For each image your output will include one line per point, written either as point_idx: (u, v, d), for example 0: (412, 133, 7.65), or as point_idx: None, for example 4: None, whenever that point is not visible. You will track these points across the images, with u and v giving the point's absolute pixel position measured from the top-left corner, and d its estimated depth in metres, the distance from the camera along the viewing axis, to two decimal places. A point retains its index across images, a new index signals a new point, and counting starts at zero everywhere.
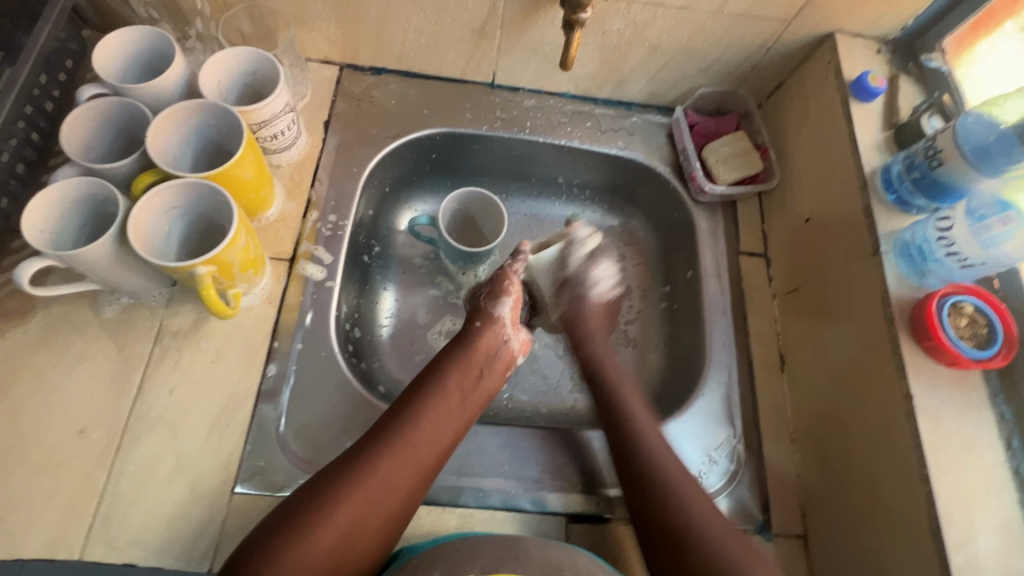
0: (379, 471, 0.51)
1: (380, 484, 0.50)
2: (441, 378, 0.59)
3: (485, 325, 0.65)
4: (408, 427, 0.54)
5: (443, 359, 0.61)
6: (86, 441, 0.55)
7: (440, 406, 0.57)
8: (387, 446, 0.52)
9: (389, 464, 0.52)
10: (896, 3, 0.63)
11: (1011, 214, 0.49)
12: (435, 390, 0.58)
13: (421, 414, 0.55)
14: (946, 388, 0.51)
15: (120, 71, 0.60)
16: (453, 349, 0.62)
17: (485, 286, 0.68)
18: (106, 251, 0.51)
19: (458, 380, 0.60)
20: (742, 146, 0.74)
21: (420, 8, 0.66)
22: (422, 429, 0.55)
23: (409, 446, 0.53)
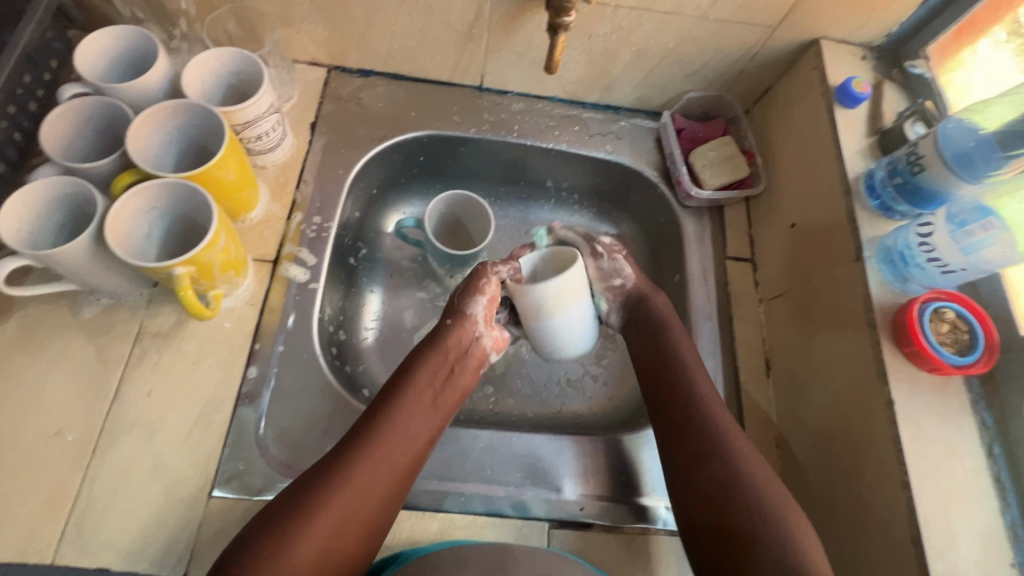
0: (355, 477, 0.50)
1: (357, 490, 0.50)
2: (411, 379, 0.58)
3: (457, 322, 0.62)
4: (380, 430, 0.54)
5: (411, 361, 0.60)
6: (62, 443, 0.54)
7: (412, 407, 0.56)
8: (361, 452, 0.52)
9: (366, 469, 0.51)
10: (880, 10, 0.63)
11: (992, 220, 0.48)
12: (405, 392, 0.57)
13: (393, 416, 0.55)
14: (928, 394, 0.51)
15: (103, 71, 0.60)
16: (424, 349, 0.61)
17: (461, 282, 0.64)
18: (84, 251, 0.50)
19: (429, 380, 0.59)
20: (729, 151, 0.74)
21: (407, 11, 0.66)
22: (395, 431, 0.54)
23: (383, 449, 0.53)
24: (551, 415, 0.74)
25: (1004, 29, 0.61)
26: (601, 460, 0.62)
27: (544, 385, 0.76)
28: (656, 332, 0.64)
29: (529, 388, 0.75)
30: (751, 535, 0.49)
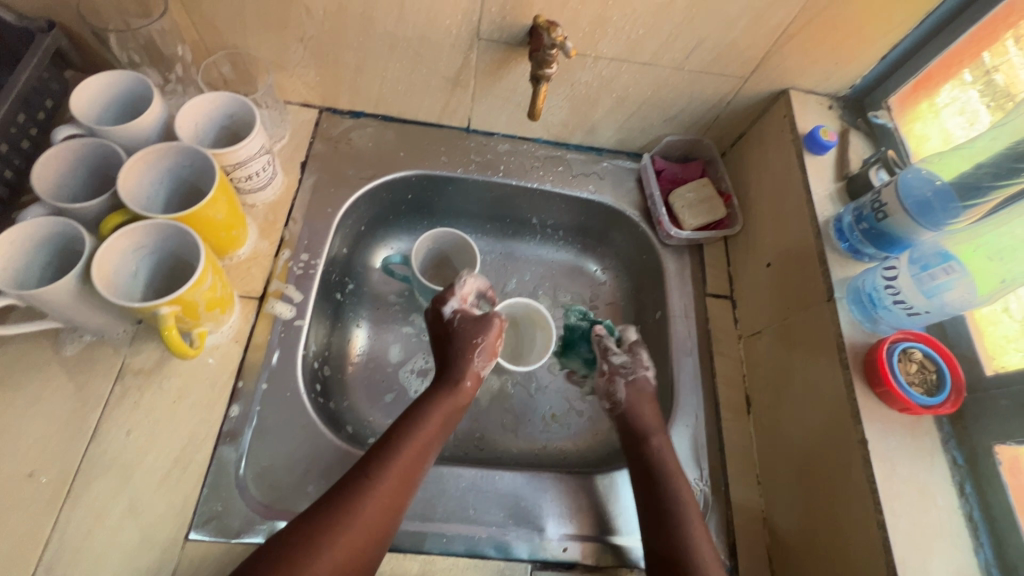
0: (364, 515, 0.51)
1: (364, 528, 0.50)
2: (425, 414, 0.60)
3: (474, 384, 0.64)
4: (391, 465, 0.55)
5: (425, 400, 0.61)
6: (35, 485, 0.53)
7: (422, 443, 0.58)
8: (371, 487, 0.52)
9: (375, 506, 0.52)
10: (843, 64, 0.67)
11: (953, 264, 0.51)
12: (418, 427, 0.58)
13: (404, 452, 0.56)
14: (900, 433, 0.53)
15: (98, 112, 0.61)
16: (434, 392, 0.62)
17: (478, 336, 0.65)
18: (69, 290, 0.51)
19: (441, 414, 0.61)
20: (707, 193, 0.77)
21: (397, 57, 0.69)
22: (405, 468, 0.55)
23: (394, 486, 0.54)
24: (537, 451, 0.74)
25: (968, 67, 0.63)
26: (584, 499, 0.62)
27: (528, 420, 0.76)
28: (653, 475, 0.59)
29: (514, 424, 0.76)
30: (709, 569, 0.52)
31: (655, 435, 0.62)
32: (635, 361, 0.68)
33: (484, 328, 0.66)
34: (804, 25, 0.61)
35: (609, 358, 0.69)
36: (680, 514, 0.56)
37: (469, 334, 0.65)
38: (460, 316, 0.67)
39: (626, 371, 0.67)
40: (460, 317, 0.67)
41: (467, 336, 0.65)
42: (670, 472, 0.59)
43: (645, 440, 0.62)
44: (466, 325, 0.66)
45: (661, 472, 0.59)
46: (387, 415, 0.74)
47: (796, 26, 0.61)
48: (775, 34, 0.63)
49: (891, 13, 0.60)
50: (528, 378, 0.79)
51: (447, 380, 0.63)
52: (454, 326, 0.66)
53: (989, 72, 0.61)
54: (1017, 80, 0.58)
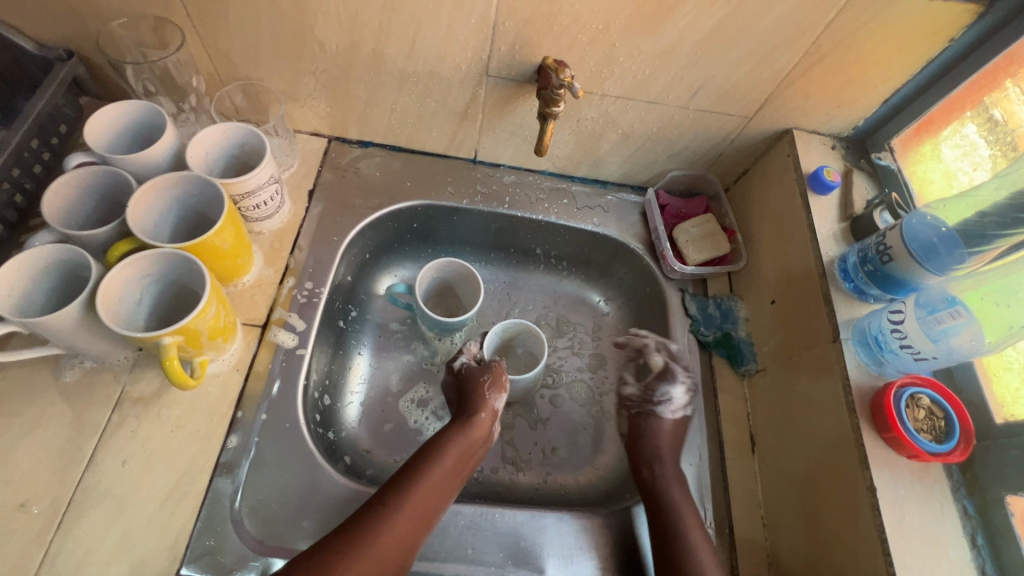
0: (378, 545, 0.51)
1: (375, 559, 0.50)
2: (444, 445, 0.60)
3: (490, 418, 0.65)
4: (408, 496, 0.55)
5: (442, 434, 0.62)
6: (27, 515, 0.52)
7: (440, 477, 0.58)
8: (386, 517, 0.53)
9: (390, 537, 0.52)
10: (846, 106, 0.68)
11: (959, 308, 0.51)
12: (436, 459, 0.59)
13: (422, 484, 0.56)
14: (909, 481, 0.52)
15: (111, 140, 0.62)
16: (452, 426, 0.63)
17: (484, 375, 0.67)
18: (72, 318, 0.50)
19: (459, 449, 0.61)
20: (710, 228, 0.78)
21: (407, 91, 0.70)
22: (421, 500, 0.55)
23: (410, 518, 0.54)
24: (536, 487, 0.73)
25: (970, 110, 0.64)
26: (585, 539, 0.61)
27: (529, 454, 0.76)
28: (652, 506, 0.61)
29: (514, 456, 0.75)
30: None
31: (657, 464, 0.64)
32: (648, 398, 0.70)
33: (490, 373, 0.68)
34: (807, 69, 0.63)
35: (630, 393, 0.74)
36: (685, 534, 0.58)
37: (475, 376, 0.67)
38: (466, 367, 0.69)
39: (635, 406, 0.72)
40: (466, 367, 0.69)
41: (475, 376, 0.67)
42: (668, 504, 0.61)
43: (640, 471, 0.65)
44: (473, 369, 0.68)
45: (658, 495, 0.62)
46: (385, 445, 0.74)
47: (800, 69, 0.63)
48: (779, 76, 0.64)
49: (892, 60, 0.61)
50: (529, 410, 0.79)
51: (462, 417, 0.64)
52: (461, 373, 0.68)
53: (989, 111, 0.62)
54: (1016, 115, 0.60)
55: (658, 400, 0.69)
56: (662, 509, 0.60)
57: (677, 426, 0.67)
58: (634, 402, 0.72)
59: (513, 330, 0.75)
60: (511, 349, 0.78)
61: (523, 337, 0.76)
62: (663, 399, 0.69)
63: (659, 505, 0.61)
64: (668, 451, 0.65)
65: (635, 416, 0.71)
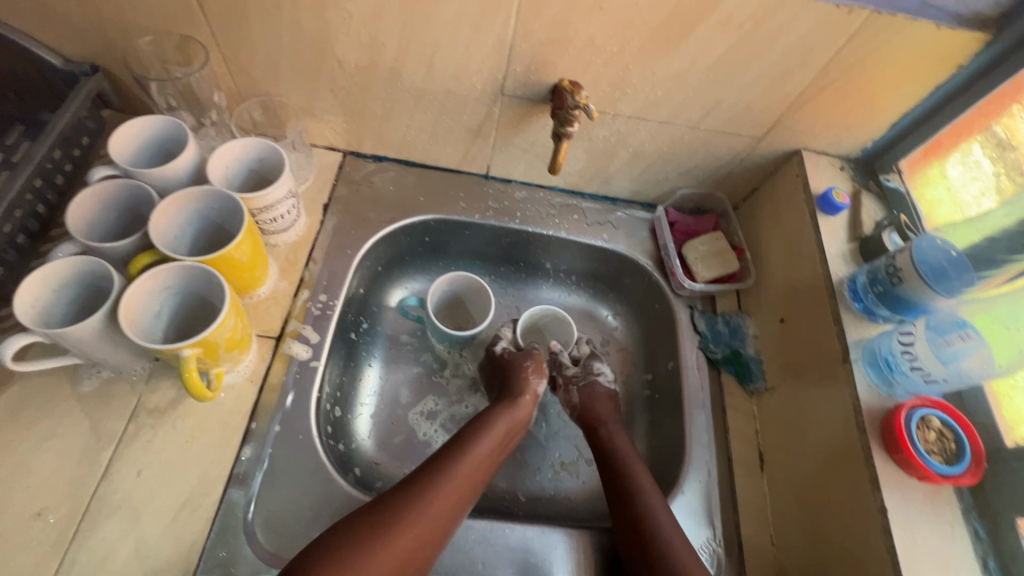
0: (434, 507, 0.54)
1: (432, 519, 0.54)
2: (492, 422, 0.65)
3: (533, 400, 0.69)
4: (461, 463, 0.59)
5: (489, 412, 0.66)
6: (43, 524, 0.53)
7: (488, 449, 0.62)
8: (442, 481, 0.56)
9: (444, 500, 0.55)
10: (855, 128, 0.69)
11: (969, 331, 0.52)
12: (485, 433, 0.63)
13: (473, 453, 0.61)
14: (920, 503, 0.52)
15: (134, 153, 0.63)
16: (498, 404, 0.68)
17: (528, 360, 0.72)
18: (93, 329, 0.51)
19: (505, 426, 0.65)
20: (720, 246, 0.78)
21: (422, 108, 0.71)
22: (473, 469, 0.59)
23: (462, 484, 0.58)
24: (544, 498, 0.74)
25: (978, 134, 0.65)
26: (568, 557, 0.61)
27: (537, 468, 0.77)
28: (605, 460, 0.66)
29: (522, 471, 0.76)
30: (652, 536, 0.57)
31: (605, 426, 0.70)
32: (587, 370, 0.76)
33: (530, 357, 0.73)
34: (817, 92, 0.64)
35: (564, 369, 0.76)
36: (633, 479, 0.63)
37: (519, 361, 0.72)
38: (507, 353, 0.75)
39: (577, 377, 0.75)
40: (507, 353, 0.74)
41: (519, 361, 0.72)
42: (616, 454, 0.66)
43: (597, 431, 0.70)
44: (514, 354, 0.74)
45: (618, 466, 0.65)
46: (395, 457, 0.74)
47: (810, 92, 0.64)
48: (789, 99, 0.65)
49: (900, 85, 0.62)
50: (536, 426, 0.80)
51: (507, 397, 0.69)
52: (504, 358, 0.73)
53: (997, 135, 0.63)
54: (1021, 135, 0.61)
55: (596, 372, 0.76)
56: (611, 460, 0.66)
57: (610, 396, 0.75)
58: (571, 374, 0.76)
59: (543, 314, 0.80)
60: (541, 337, 0.83)
61: (548, 323, 0.81)
62: (600, 371, 0.76)
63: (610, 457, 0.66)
64: (611, 417, 0.71)
65: (576, 386, 0.74)
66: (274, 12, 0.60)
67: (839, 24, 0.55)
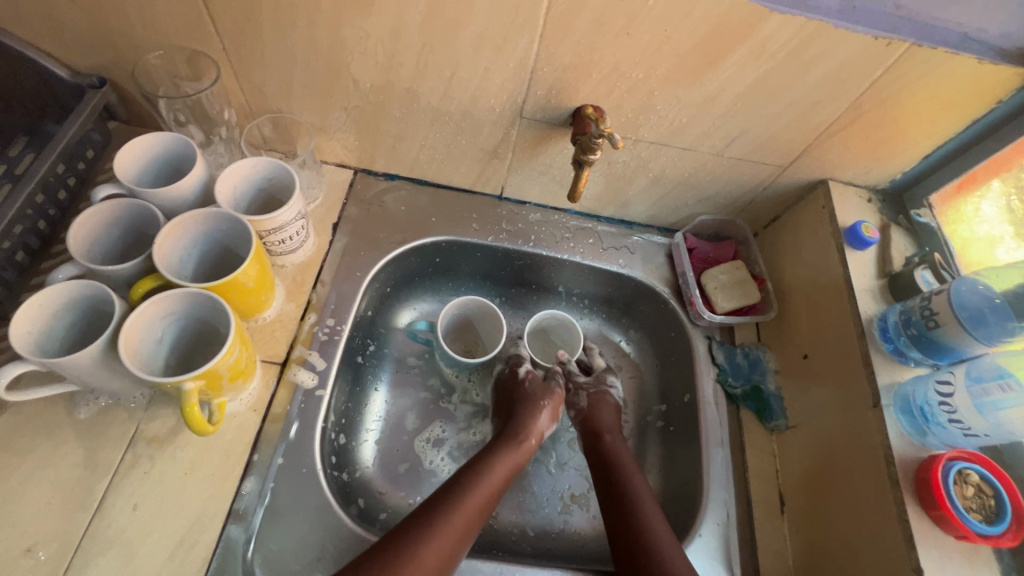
0: (436, 546, 0.52)
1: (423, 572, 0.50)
2: (495, 460, 0.62)
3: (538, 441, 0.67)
4: (469, 493, 0.57)
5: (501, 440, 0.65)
6: (33, 561, 0.50)
7: (496, 481, 0.61)
8: (462, 500, 0.56)
9: (436, 549, 0.52)
10: (885, 160, 0.67)
11: (1009, 381, 0.49)
12: (495, 462, 0.62)
13: (472, 495, 0.57)
14: (957, 563, 0.49)
15: (139, 171, 0.61)
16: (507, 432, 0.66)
17: (545, 398, 0.70)
18: (91, 358, 0.49)
19: (514, 456, 0.64)
20: (740, 275, 0.76)
21: (437, 129, 0.69)
22: (471, 512, 0.56)
23: (456, 530, 0.54)
24: (554, 533, 0.72)
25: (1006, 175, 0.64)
26: None
27: (547, 501, 0.74)
28: (604, 467, 0.66)
29: (531, 503, 0.73)
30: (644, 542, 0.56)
31: (608, 435, 0.69)
32: (599, 380, 0.75)
33: (551, 391, 0.71)
34: (849, 123, 0.61)
35: (575, 378, 0.75)
36: (630, 487, 0.62)
37: (538, 394, 0.70)
38: (530, 379, 0.72)
39: (588, 385, 0.74)
40: (528, 380, 0.72)
41: (531, 388, 0.71)
42: (617, 462, 0.66)
43: (602, 437, 0.69)
44: (534, 382, 0.72)
45: (625, 496, 0.61)
46: (399, 487, 0.71)
47: (841, 123, 0.61)
48: (819, 130, 0.63)
49: (935, 119, 0.60)
50: (547, 456, 0.77)
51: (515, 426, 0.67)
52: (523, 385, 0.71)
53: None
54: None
55: (607, 383, 0.75)
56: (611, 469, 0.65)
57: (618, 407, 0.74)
58: (583, 381, 0.75)
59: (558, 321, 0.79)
60: (548, 350, 0.82)
61: (555, 326, 0.80)
62: (611, 383, 0.76)
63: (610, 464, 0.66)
64: (613, 427, 0.71)
65: (586, 391, 0.73)
66: (289, 29, 0.58)
67: (877, 56, 0.53)
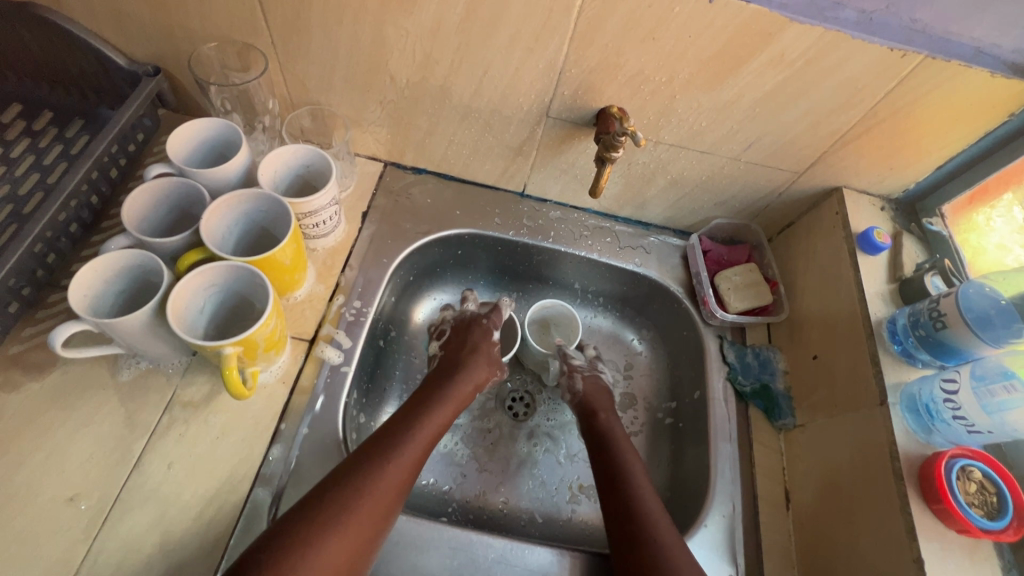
0: (404, 459, 0.57)
1: (372, 511, 0.52)
2: (435, 404, 0.64)
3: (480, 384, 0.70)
4: (428, 419, 0.62)
5: (456, 375, 0.68)
6: (75, 510, 0.54)
7: (447, 412, 0.65)
8: (421, 421, 0.62)
9: (406, 460, 0.57)
10: (899, 169, 0.69)
11: (1015, 382, 0.50)
12: (448, 395, 0.66)
13: (423, 430, 0.61)
14: (957, 556, 0.51)
15: (188, 153, 0.65)
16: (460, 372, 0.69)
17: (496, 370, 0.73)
18: (141, 321, 0.53)
19: (461, 392, 0.68)
20: (753, 278, 0.78)
21: (467, 125, 0.73)
22: (429, 433, 0.61)
23: (420, 447, 0.59)
24: (561, 521, 0.74)
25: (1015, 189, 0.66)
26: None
27: (556, 489, 0.76)
28: (601, 442, 0.68)
29: (540, 490, 0.76)
30: (634, 515, 0.58)
31: (602, 413, 0.71)
32: (591, 366, 0.77)
33: (496, 358, 0.73)
34: (864, 131, 0.64)
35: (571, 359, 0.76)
36: (623, 461, 0.64)
37: (489, 352, 0.73)
38: (491, 342, 0.74)
39: (584, 368, 0.76)
40: (491, 342, 0.74)
41: (488, 345, 0.73)
42: (612, 437, 0.68)
43: (596, 414, 0.71)
44: (492, 344, 0.74)
45: (618, 470, 0.63)
46: None
47: (856, 132, 0.64)
48: (834, 137, 0.65)
49: (947, 131, 0.62)
50: (557, 445, 0.80)
51: (467, 365, 0.70)
52: (483, 337, 0.74)
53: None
54: None
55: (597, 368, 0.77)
56: (605, 441, 0.67)
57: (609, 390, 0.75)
58: (578, 365, 0.76)
59: (564, 314, 0.84)
60: (546, 337, 0.86)
61: (555, 317, 0.85)
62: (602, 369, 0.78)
63: (605, 440, 0.67)
64: (604, 407, 0.72)
65: (581, 375, 0.75)
66: (335, 25, 0.62)
67: (892, 67, 0.56)
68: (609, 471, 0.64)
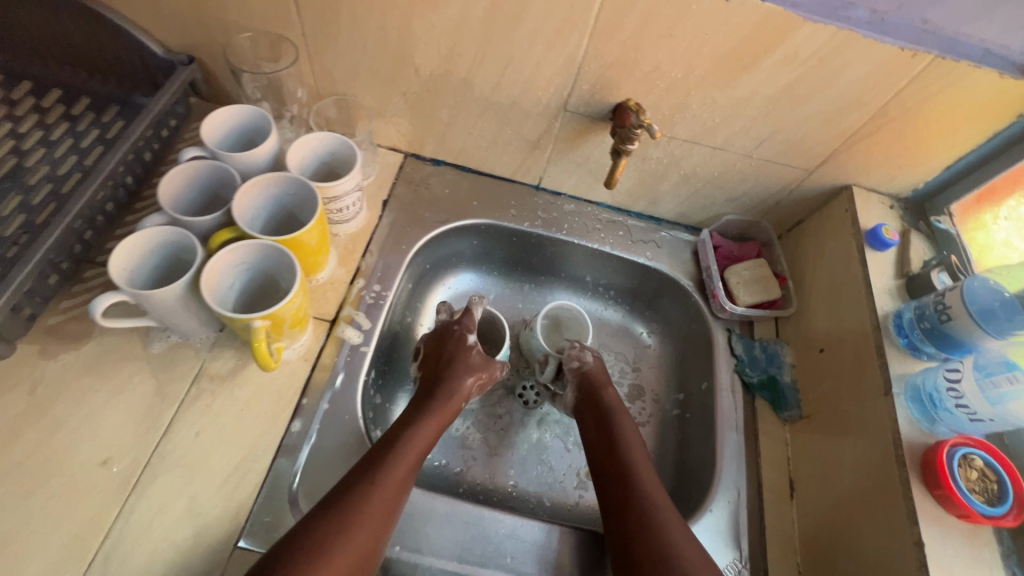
0: (392, 475, 0.56)
1: (370, 529, 0.51)
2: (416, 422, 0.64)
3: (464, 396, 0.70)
4: (412, 437, 0.61)
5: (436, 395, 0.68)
6: (108, 472, 0.56)
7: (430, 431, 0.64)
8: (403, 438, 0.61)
9: (394, 475, 0.56)
10: (908, 168, 0.71)
11: (1017, 373, 0.52)
12: (429, 415, 0.65)
13: (407, 447, 0.60)
14: (958, 541, 0.52)
15: (220, 138, 0.68)
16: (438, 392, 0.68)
17: (480, 373, 0.72)
18: (175, 294, 0.55)
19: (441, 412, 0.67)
20: (762, 273, 0.80)
21: (487, 118, 0.75)
22: (416, 449, 0.60)
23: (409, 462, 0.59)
24: (568, 506, 0.76)
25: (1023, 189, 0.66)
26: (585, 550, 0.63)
27: (563, 475, 0.78)
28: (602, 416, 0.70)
29: (548, 476, 0.77)
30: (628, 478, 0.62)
31: (607, 388, 0.74)
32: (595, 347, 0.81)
33: (484, 359, 0.73)
34: (874, 129, 0.65)
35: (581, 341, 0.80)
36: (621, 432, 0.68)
37: (467, 357, 0.72)
38: (472, 346, 0.74)
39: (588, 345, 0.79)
40: (472, 347, 0.74)
41: (465, 353, 0.73)
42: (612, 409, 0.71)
43: (603, 390, 0.73)
44: (472, 347, 0.74)
45: (616, 440, 0.66)
46: None
47: (866, 130, 0.65)
48: (844, 135, 0.67)
49: (956, 130, 0.64)
50: (565, 432, 0.81)
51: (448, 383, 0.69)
52: (462, 345, 0.73)
53: None
54: None
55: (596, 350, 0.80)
56: (604, 413, 0.70)
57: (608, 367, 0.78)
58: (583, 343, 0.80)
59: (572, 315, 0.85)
60: (555, 337, 0.86)
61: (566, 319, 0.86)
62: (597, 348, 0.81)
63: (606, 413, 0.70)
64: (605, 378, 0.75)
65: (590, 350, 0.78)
66: (364, 19, 0.64)
67: (903, 66, 0.57)
68: (607, 441, 0.67)
